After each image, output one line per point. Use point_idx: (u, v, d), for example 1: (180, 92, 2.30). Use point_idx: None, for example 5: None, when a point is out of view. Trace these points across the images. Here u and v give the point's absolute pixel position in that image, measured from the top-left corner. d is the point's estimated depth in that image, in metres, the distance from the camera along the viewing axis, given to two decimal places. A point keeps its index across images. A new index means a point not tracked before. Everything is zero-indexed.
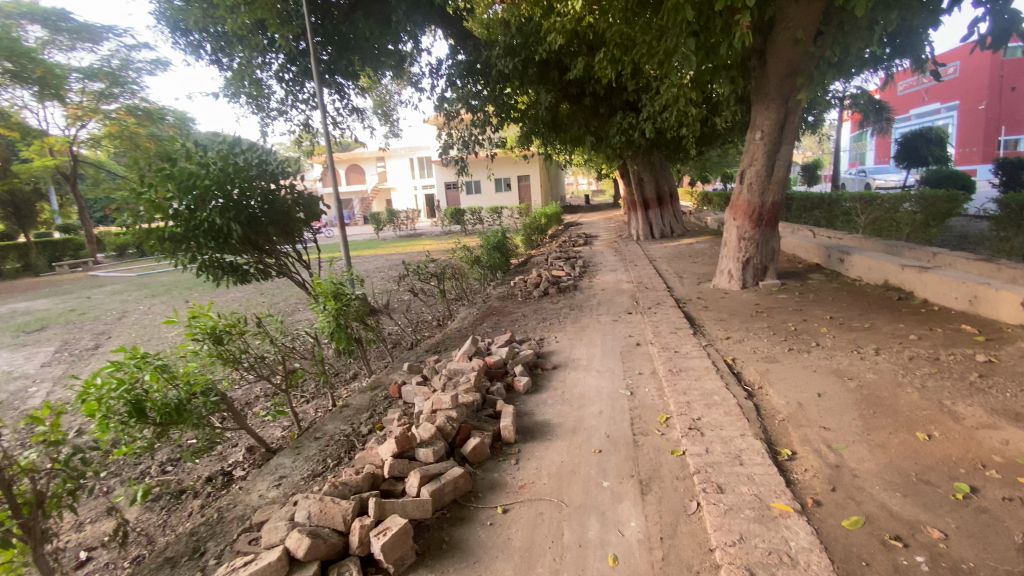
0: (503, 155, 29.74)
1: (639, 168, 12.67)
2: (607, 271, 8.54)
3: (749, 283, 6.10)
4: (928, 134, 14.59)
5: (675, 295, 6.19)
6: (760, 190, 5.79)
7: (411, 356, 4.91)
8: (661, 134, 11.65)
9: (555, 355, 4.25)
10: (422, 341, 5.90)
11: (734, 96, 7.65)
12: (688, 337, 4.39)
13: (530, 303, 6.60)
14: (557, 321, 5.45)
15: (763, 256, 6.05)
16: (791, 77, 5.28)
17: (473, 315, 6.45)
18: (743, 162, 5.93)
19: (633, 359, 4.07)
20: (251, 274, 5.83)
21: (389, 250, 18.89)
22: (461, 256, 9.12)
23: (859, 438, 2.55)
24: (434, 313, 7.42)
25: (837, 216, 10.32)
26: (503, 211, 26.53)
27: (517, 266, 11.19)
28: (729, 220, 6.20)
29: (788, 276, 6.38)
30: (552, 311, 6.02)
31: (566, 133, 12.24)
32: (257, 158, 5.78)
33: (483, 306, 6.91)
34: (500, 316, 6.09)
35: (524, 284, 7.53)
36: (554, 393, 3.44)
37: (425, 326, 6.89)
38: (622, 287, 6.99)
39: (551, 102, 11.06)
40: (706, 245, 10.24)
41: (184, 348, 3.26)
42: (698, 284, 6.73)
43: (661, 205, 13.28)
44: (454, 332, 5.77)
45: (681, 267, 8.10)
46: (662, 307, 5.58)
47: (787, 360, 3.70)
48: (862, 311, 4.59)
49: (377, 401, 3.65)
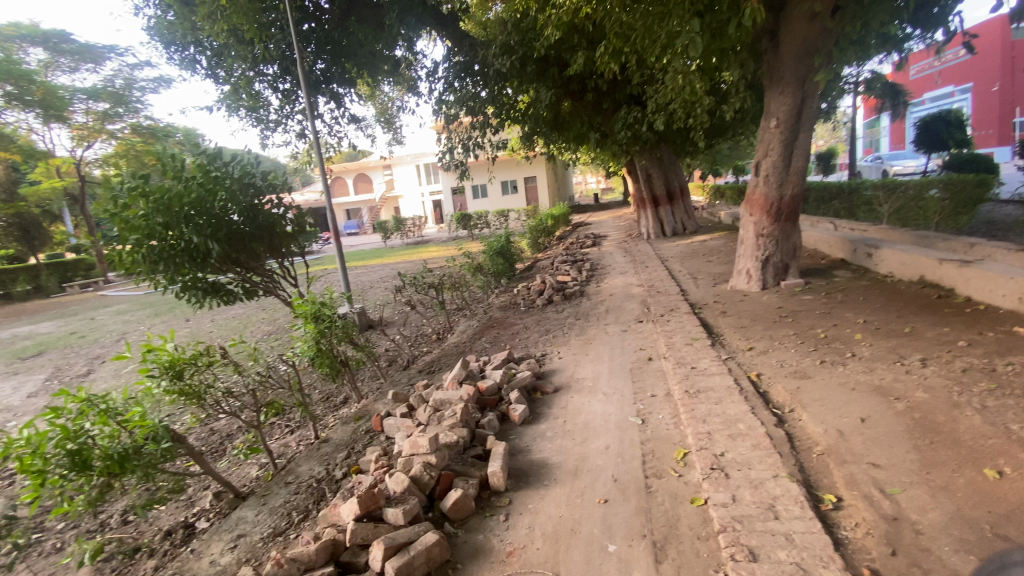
0: (506, 157, 29.39)
1: (647, 164, 12.19)
2: (615, 274, 8.10)
3: (769, 284, 5.64)
4: (947, 116, 13.83)
5: (689, 299, 5.74)
6: (778, 182, 5.33)
7: (404, 377, 4.53)
8: (669, 128, 11.16)
9: (558, 375, 3.84)
10: (420, 359, 5.54)
11: (744, 83, 7.16)
12: (704, 350, 3.96)
13: (534, 312, 6.20)
14: (561, 333, 5.04)
15: (784, 254, 5.59)
16: (808, 57, 4.82)
17: (473, 328, 6.08)
18: (758, 153, 5.48)
19: (644, 376, 3.65)
20: (236, 293, 5.51)
21: (396, 259, 18.64)
22: (462, 264, 8.74)
23: (918, 478, 2.09)
24: (435, 325, 7.05)
25: (858, 206, 9.76)
26: (510, 213, 26.16)
27: (523, 271, 10.79)
28: (745, 215, 5.74)
29: (812, 274, 5.89)
30: (557, 321, 5.61)
31: (569, 131, 11.82)
32: (240, 169, 5.45)
33: (485, 317, 6.52)
34: (501, 328, 5.70)
35: (528, 291, 7.13)
36: (554, 423, 3.04)
37: (424, 341, 6.53)
38: (632, 292, 6.56)
39: (553, 100, 10.65)
40: (720, 242, 9.75)
41: (139, 387, 2.88)
42: (714, 286, 6.26)
43: (671, 201, 12.80)
44: (453, 348, 5.39)
45: (694, 267, 7.62)
46: (675, 313, 5.15)
47: (820, 375, 3.25)
48: (898, 313, 4.11)
49: (357, 436, 3.27)
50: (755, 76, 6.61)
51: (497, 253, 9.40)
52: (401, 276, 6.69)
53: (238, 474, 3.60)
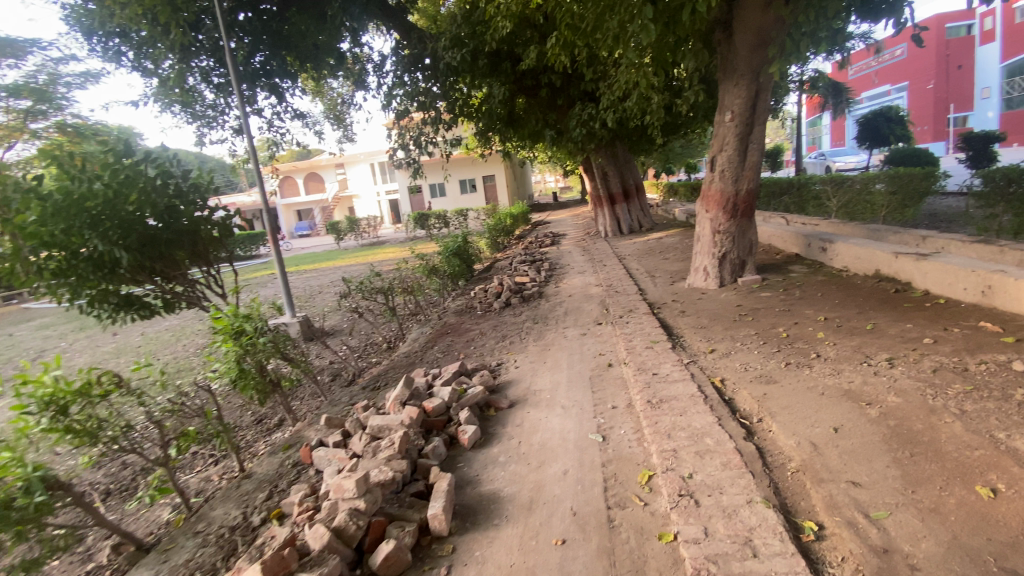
0: (462, 156, 29.00)
1: (603, 161, 12.08)
2: (574, 273, 7.89)
3: (727, 281, 5.54)
4: (888, 114, 14.43)
5: (648, 298, 5.56)
6: (733, 177, 5.21)
7: (344, 396, 4.15)
8: (624, 125, 11.08)
9: (512, 387, 3.53)
10: (366, 373, 5.12)
11: (697, 76, 7.08)
12: (665, 353, 3.75)
13: (489, 317, 5.88)
14: (517, 339, 4.74)
15: (740, 251, 5.49)
16: (761, 48, 4.71)
17: (425, 336, 5.70)
18: (712, 148, 5.36)
19: (604, 386, 3.38)
20: (155, 307, 4.94)
21: (350, 262, 17.94)
22: (415, 266, 8.34)
23: (903, 500, 1.91)
24: (386, 333, 6.64)
25: (808, 201, 9.94)
26: (469, 212, 25.78)
27: (481, 272, 10.46)
28: (701, 211, 5.62)
29: (768, 269, 5.83)
30: (512, 325, 5.31)
31: (523, 128, 11.59)
32: (157, 167, 4.79)
33: (438, 323, 6.15)
34: (454, 336, 5.35)
35: (483, 294, 6.80)
36: (507, 445, 2.73)
37: (373, 352, 6.11)
38: (591, 292, 6.34)
39: (506, 96, 10.38)
40: (677, 239, 9.70)
41: (13, 426, 2.38)
42: (672, 284, 6.13)
43: (628, 199, 12.75)
44: (401, 359, 5.00)
45: (652, 265, 7.50)
46: (634, 313, 4.93)
47: (786, 379, 3.07)
48: (859, 310, 4.02)
49: (283, 471, 2.90)
50: (708, 70, 6.52)
51: (452, 253, 9.03)
52: (346, 281, 6.23)
53: (146, 518, 3.21)
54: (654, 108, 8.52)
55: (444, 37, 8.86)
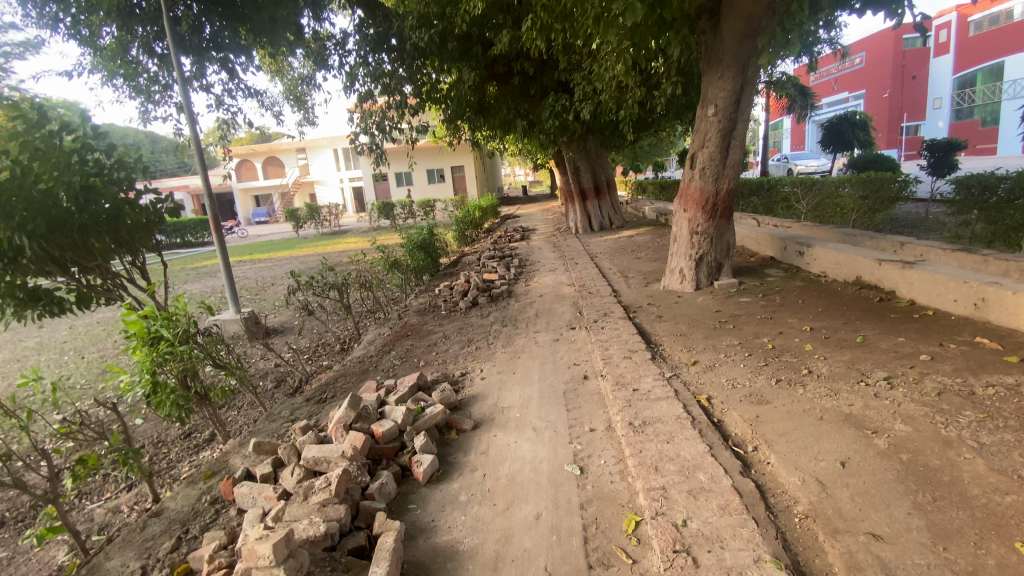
0: (429, 145, 28.28)
1: (574, 156, 11.76)
2: (544, 271, 7.53)
3: (703, 285, 5.28)
4: (853, 119, 14.54)
5: (622, 300, 5.23)
6: (714, 176, 4.93)
7: (285, 409, 3.69)
8: (597, 119, 10.76)
9: (475, 403, 3.13)
10: (314, 381, 4.62)
11: (676, 67, 6.80)
12: (645, 364, 3.42)
13: (453, 317, 5.43)
14: (485, 344, 4.33)
15: (718, 252, 5.24)
16: (750, 38, 4.44)
17: (382, 338, 5.22)
18: (693, 144, 5.07)
19: (579, 402, 3.02)
20: (67, 303, 4.26)
21: (308, 252, 17.08)
22: (376, 260, 7.80)
23: (935, 559, 1.63)
24: (340, 332, 6.12)
25: (777, 202, 9.91)
26: (436, 203, 25.10)
27: (447, 267, 9.99)
28: (679, 210, 5.34)
29: (745, 272, 5.61)
30: (477, 328, 4.89)
31: (494, 118, 11.14)
32: (72, 140, 4.02)
33: (397, 323, 5.67)
34: (413, 338, 4.89)
35: (447, 292, 6.35)
36: (469, 479, 2.34)
37: (325, 355, 5.59)
38: (562, 292, 5.98)
39: (476, 83, 9.90)
40: (648, 238, 9.49)
41: None
42: (646, 285, 5.83)
43: (599, 195, 12.46)
44: (353, 365, 4.52)
45: (625, 264, 7.21)
46: (609, 317, 4.59)
47: (780, 398, 2.79)
48: (845, 319, 3.81)
49: (199, 509, 2.42)
50: (690, 61, 6.21)
51: (416, 247, 8.53)
52: (294, 276, 5.66)
53: (32, 563, 2.65)
54: (631, 101, 8.24)
55: (411, 15, 8.31)
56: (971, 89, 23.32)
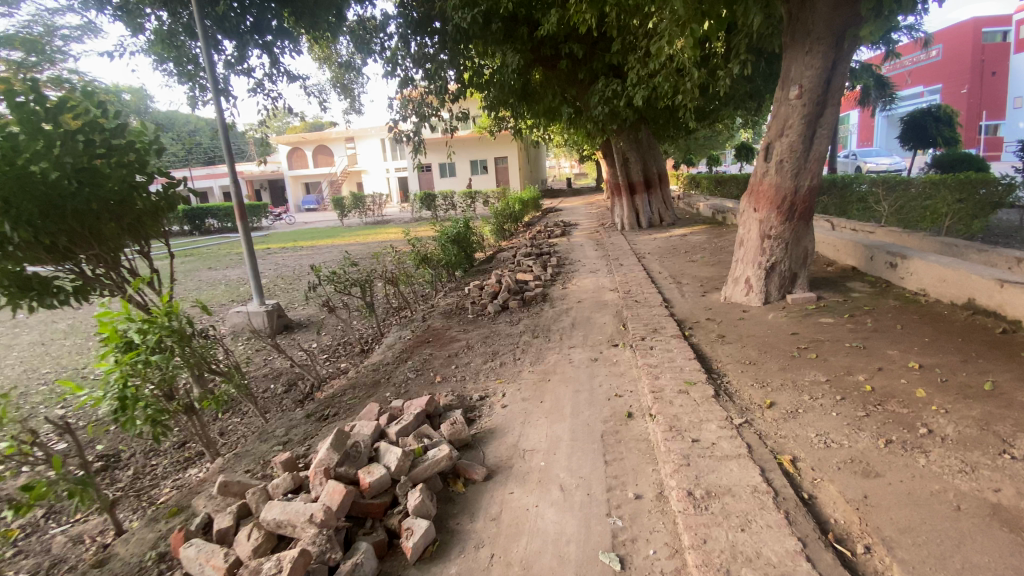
0: (472, 136, 27.89)
1: (623, 147, 10.96)
2: (585, 272, 6.89)
3: (772, 298, 4.53)
4: (937, 112, 12.79)
5: (675, 313, 4.54)
6: (793, 170, 4.14)
7: (282, 426, 3.27)
8: (651, 105, 9.90)
9: (492, 442, 2.57)
10: (325, 389, 4.20)
11: (748, 41, 5.95)
12: (706, 403, 2.76)
13: (480, 322, 4.89)
14: (512, 359, 3.76)
15: (793, 261, 4.45)
16: (851, 2, 3.63)
17: (402, 341, 4.74)
18: (768, 132, 4.30)
19: (621, 451, 2.41)
20: (67, 292, 3.98)
21: (348, 240, 17.03)
22: (406, 254, 7.36)
23: None
24: (361, 332, 5.70)
25: (851, 203, 8.82)
26: (479, 195, 24.69)
27: (483, 262, 9.47)
28: (747, 210, 4.58)
29: (822, 285, 4.78)
30: (506, 338, 4.32)
31: (538, 103, 10.50)
32: (76, 117, 3.74)
33: (420, 325, 5.18)
34: (433, 345, 4.38)
35: (477, 292, 5.81)
36: (473, 561, 1.80)
37: (345, 355, 5.20)
38: (605, 299, 5.33)
39: (521, 67, 9.32)
40: (702, 238, 8.64)
41: None
42: (703, 295, 5.10)
43: (648, 190, 11.60)
44: (366, 373, 4.06)
45: (677, 268, 6.46)
46: (659, 334, 3.91)
47: (893, 468, 2.10)
48: (964, 356, 3.01)
49: (149, 565, 1.99)
50: (764, 35, 5.40)
51: (449, 240, 8.04)
52: (315, 270, 5.24)
53: None
54: (689, 85, 7.43)
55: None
56: None
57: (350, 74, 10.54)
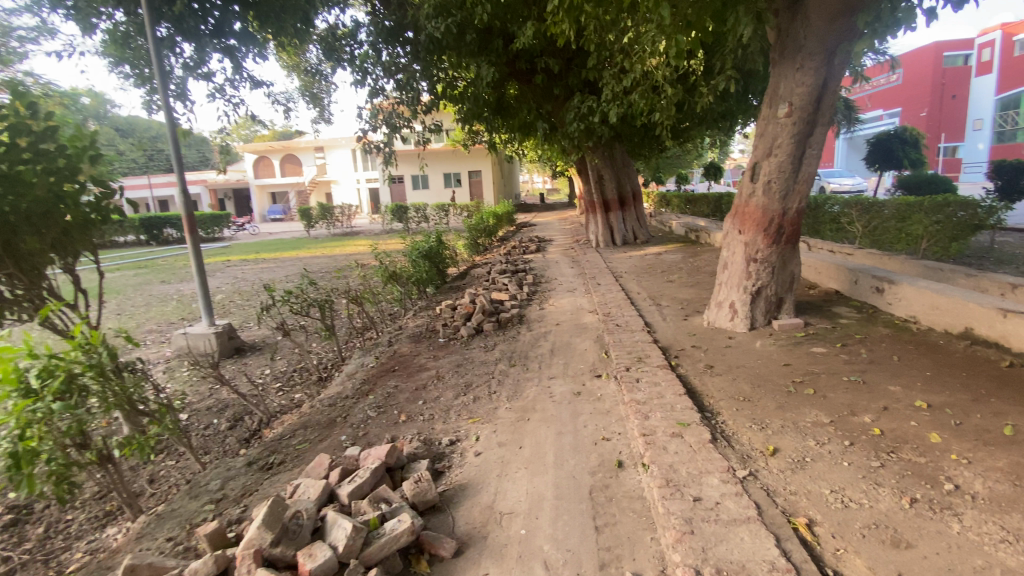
0: (445, 149, 27.64)
1: (599, 163, 10.81)
2: (562, 291, 6.61)
3: (759, 324, 4.33)
4: (902, 135, 13.24)
5: (659, 338, 4.28)
6: (781, 192, 3.96)
7: (218, 475, 2.82)
8: (627, 122, 9.83)
9: (463, 502, 2.21)
10: (275, 427, 3.75)
11: (725, 62, 5.88)
12: (703, 449, 2.47)
13: (450, 348, 4.50)
14: (485, 393, 3.41)
15: (779, 285, 4.26)
16: (843, 19, 3.50)
17: (365, 370, 4.32)
18: (754, 152, 4.13)
19: (614, 514, 2.09)
20: None
21: (315, 253, 16.40)
22: (373, 272, 6.96)
23: None
24: (322, 357, 5.25)
25: (825, 223, 8.86)
26: (451, 208, 24.33)
27: (454, 279, 9.09)
28: (732, 232, 4.38)
29: (808, 310, 4.61)
30: (479, 366, 3.95)
31: (513, 118, 10.31)
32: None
33: (386, 350, 4.76)
34: (397, 375, 3.97)
35: (449, 313, 5.43)
36: None
37: (301, 385, 4.75)
38: (584, 322, 5.05)
39: (495, 80, 9.09)
40: (679, 257, 8.51)
41: None
42: (686, 319, 4.87)
43: (623, 207, 11.47)
44: (322, 409, 3.63)
45: (656, 288, 6.25)
46: (644, 364, 3.61)
47: (924, 537, 1.84)
48: (972, 395, 2.82)
49: None
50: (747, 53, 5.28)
51: (419, 256, 7.64)
52: (268, 290, 4.78)
53: None
54: (666, 103, 7.34)
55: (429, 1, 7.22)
56: (1016, 111, 21.92)
57: (320, 84, 10.08)
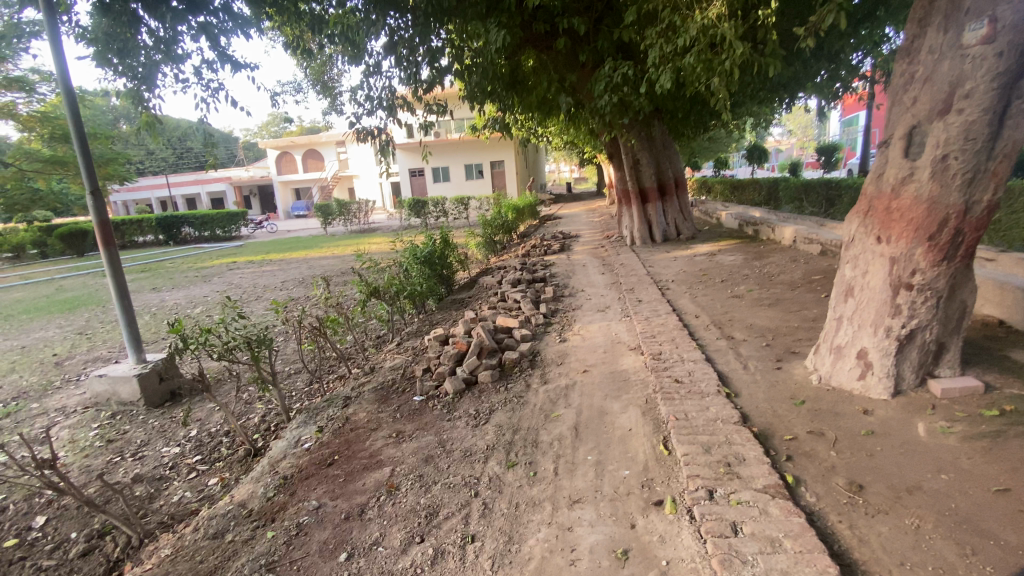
0: (468, 139, 26.20)
1: (634, 145, 9.15)
2: (592, 310, 5.08)
3: (905, 385, 2.73)
4: None
5: (747, 410, 2.70)
6: (966, 173, 2.33)
7: None
8: (670, 94, 8.16)
9: None
10: (136, 564, 2.39)
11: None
12: None
13: (423, 416, 3.02)
14: (460, 546, 1.92)
15: (943, 324, 2.64)
16: None
17: (294, 453, 2.90)
18: (912, 110, 2.53)
19: None
20: None
21: (323, 253, 15.23)
22: (354, 285, 5.56)
23: None
24: (265, 415, 3.88)
25: None
26: (472, 202, 22.85)
27: (461, 289, 7.63)
28: (865, 238, 2.75)
29: (974, 359, 2.97)
30: (456, 466, 2.46)
31: (531, 94, 8.76)
32: None
33: (337, 414, 3.32)
34: (330, 476, 2.53)
35: (435, 350, 3.97)
36: None
37: (221, 464, 3.41)
38: (625, 369, 3.49)
39: (508, 47, 7.53)
40: (739, 259, 6.83)
41: None
42: (778, 366, 3.27)
43: (663, 197, 9.76)
44: (198, 540, 2.23)
45: (720, 309, 4.63)
46: (740, 483, 2.07)
47: None
48: None
49: None
50: None
51: (414, 263, 6.18)
52: (174, 331, 3.37)
53: None
54: (730, 64, 5.70)
55: None
56: None
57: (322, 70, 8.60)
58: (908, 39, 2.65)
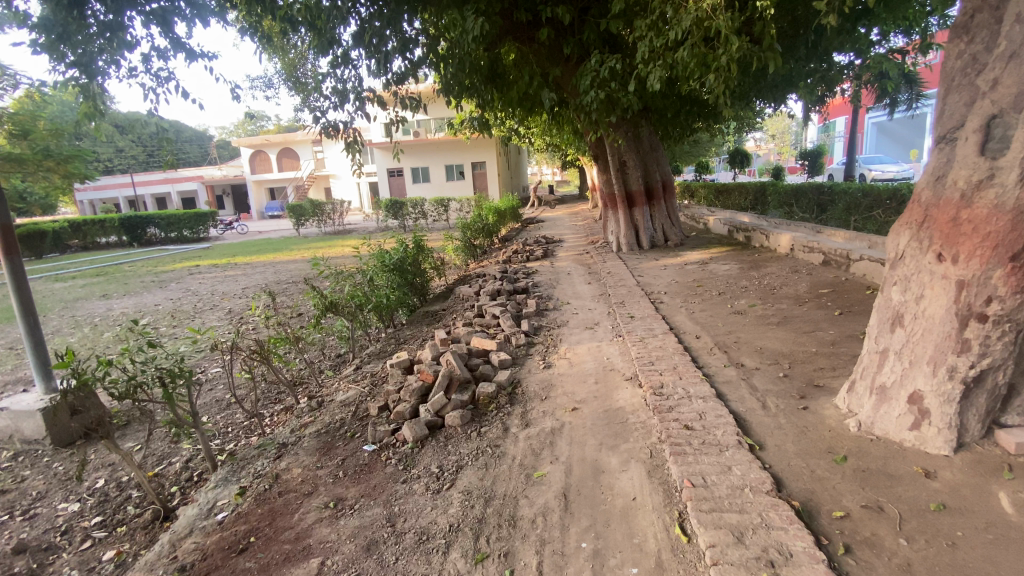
0: (448, 139, 25.56)
1: (621, 145, 8.65)
2: (579, 328, 4.51)
3: (969, 437, 2.20)
4: None
5: (778, 472, 2.16)
6: None
7: None
8: (659, 92, 7.67)
9: None
10: None
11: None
12: None
13: (374, 476, 2.40)
14: None
15: (1017, 363, 2.13)
16: None
17: (201, 527, 2.26)
18: (990, 97, 2.05)
19: None
20: None
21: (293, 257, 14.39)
22: (310, 297, 4.91)
23: None
24: (190, 464, 3.22)
25: None
26: (452, 204, 22.16)
27: (436, 299, 7.01)
28: (923, 257, 2.24)
29: None
30: (409, 559, 1.85)
31: (511, 89, 8.20)
32: None
33: (269, 467, 2.67)
34: (240, 572, 1.90)
35: (395, 382, 3.34)
36: None
37: (122, 530, 2.76)
38: (620, 406, 2.91)
39: (487, 37, 6.94)
40: (734, 268, 6.35)
41: None
42: (804, 406, 2.72)
43: (650, 201, 9.28)
44: None
45: (723, 328, 4.10)
46: None
47: None
48: None
49: None
50: None
51: (381, 272, 5.53)
52: (62, 366, 2.67)
53: None
54: (728, 59, 5.22)
55: None
56: None
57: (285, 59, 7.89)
58: (976, 11, 2.16)
